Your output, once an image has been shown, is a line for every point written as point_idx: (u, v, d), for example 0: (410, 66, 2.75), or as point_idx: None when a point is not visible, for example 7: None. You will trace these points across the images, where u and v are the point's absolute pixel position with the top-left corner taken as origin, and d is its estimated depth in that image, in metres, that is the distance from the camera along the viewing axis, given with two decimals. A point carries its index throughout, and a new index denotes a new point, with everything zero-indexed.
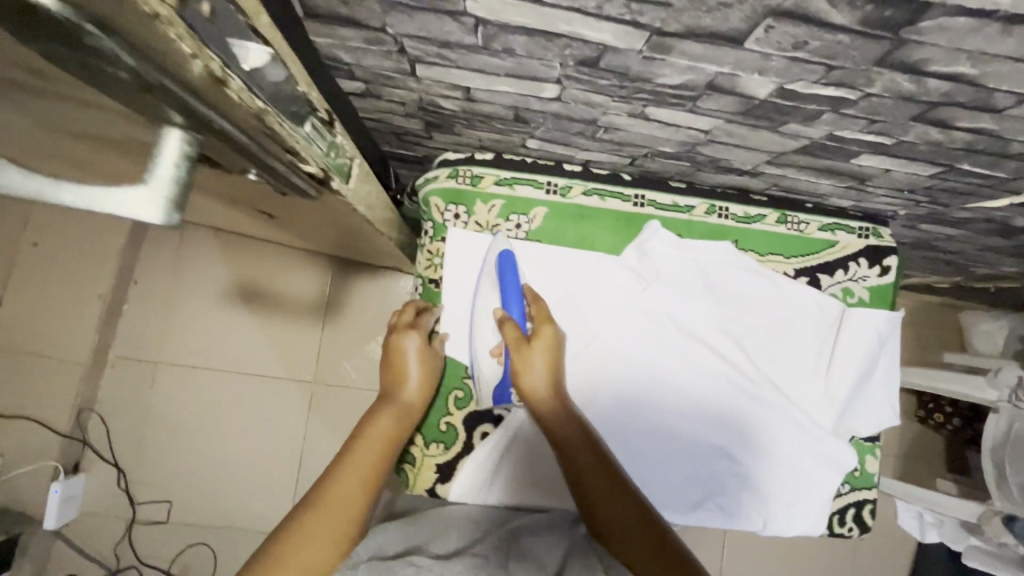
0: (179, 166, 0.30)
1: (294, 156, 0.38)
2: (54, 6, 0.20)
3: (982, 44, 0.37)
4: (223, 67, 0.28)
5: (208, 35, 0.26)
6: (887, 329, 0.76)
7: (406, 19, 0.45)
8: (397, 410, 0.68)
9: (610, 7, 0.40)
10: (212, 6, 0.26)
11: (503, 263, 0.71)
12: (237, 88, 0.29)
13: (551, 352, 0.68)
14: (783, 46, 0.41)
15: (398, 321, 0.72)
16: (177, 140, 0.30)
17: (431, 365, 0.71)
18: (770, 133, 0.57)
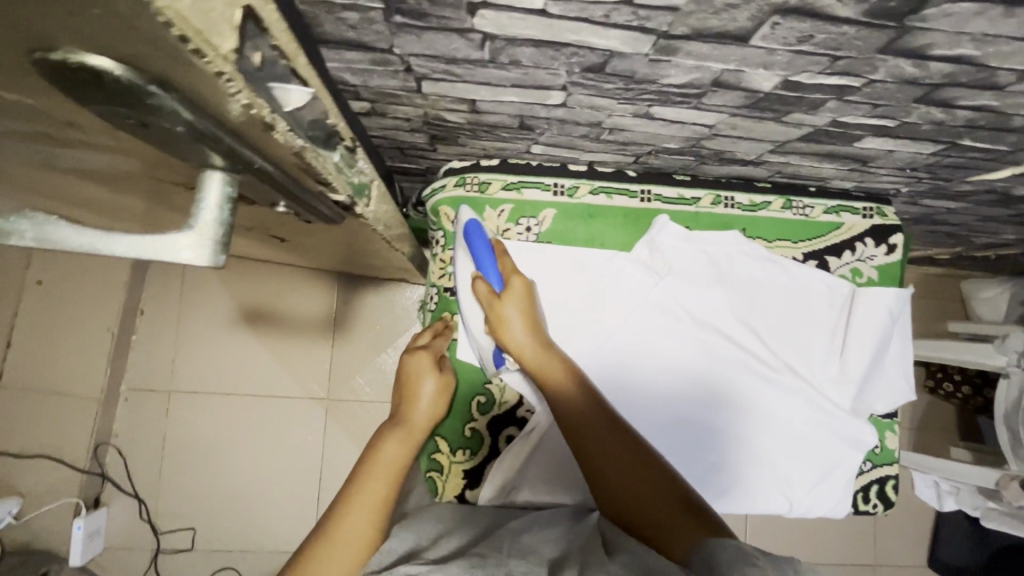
0: (222, 208, 0.30)
1: (325, 185, 0.39)
2: (116, 69, 0.22)
3: (985, 27, 0.38)
4: (271, 113, 0.29)
5: (257, 82, 0.28)
6: (898, 306, 0.77)
7: (414, 39, 0.45)
8: (401, 430, 0.68)
9: (618, 15, 0.40)
10: (258, 55, 0.28)
11: (470, 232, 0.71)
12: (281, 130, 0.31)
13: (527, 300, 0.69)
14: (789, 41, 0.42)
15: (412, 343, 0.74)
16: (219, 182, 0.30)
17: (443, 380, 0.71)
18: (774, 124, 0.58)
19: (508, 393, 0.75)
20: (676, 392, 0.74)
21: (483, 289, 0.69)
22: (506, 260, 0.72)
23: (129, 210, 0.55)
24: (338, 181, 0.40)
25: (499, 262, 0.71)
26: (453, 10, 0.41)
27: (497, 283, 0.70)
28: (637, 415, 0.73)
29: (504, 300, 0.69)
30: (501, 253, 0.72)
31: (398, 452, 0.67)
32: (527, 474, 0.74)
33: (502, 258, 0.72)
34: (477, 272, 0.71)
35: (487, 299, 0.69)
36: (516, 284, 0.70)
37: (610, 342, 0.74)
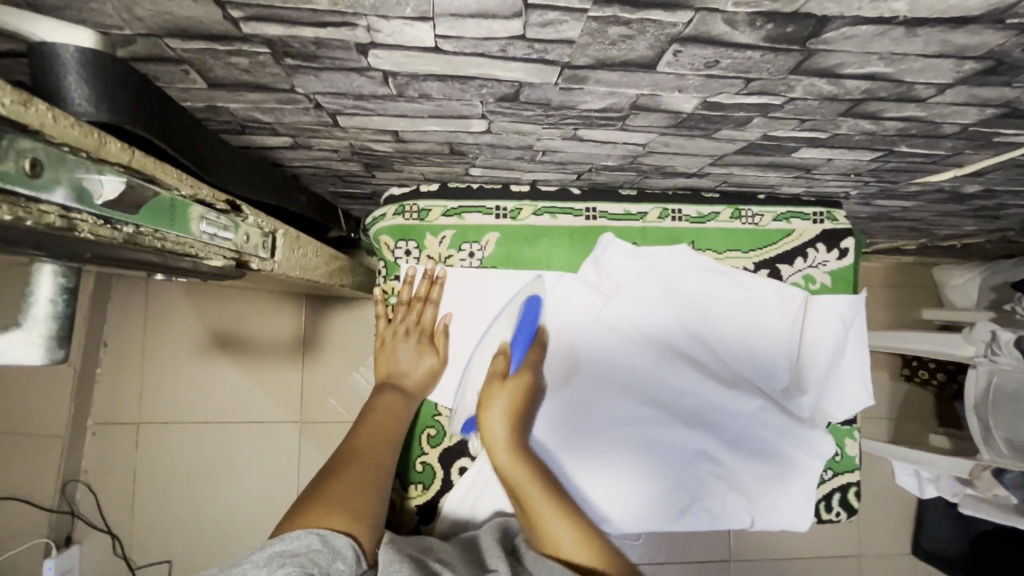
0: (56, 300, 0.32)
1: (195, 260, 0.38)
2: None
3: (891, 46, 0.37)
4: (60, 216, 0.28)
5: (33, 189, 0.26)
6: (851, 313, 0.76)
7: (313, 79, 0.43)
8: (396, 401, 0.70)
9: (514, 48, 0.38)
10: (32, 160, 0.26)
11: (528, 307, 0.73)
12: (88, 227, 0.29)
13: (523, 401, 0.69)
14: (696, 66, 0.40)
15: (401, 315, 0.73)
16: (50, 275, 0.32)
17: (438, 360, 0.73)
18: (706, 140, 0.56)
19: (458, 424, 0.74)
20: (636, 413, 0.73)
21: (500, 365, 0.70)
22: (538, 353, 0.72)
23: None
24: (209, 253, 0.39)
25: (530, 349, 0.72)
26: (343, 52, 0.39)
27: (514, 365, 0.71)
28: (594, 442, 0.72)
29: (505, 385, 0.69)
30: (539, 344, 0.73)
31: (392, 415, 0.68)
32: (482, 499, 0.73)
33: (536, 349, 0.72)
34: (506, 344, 0.72)
35: (496, 372, 0.70)
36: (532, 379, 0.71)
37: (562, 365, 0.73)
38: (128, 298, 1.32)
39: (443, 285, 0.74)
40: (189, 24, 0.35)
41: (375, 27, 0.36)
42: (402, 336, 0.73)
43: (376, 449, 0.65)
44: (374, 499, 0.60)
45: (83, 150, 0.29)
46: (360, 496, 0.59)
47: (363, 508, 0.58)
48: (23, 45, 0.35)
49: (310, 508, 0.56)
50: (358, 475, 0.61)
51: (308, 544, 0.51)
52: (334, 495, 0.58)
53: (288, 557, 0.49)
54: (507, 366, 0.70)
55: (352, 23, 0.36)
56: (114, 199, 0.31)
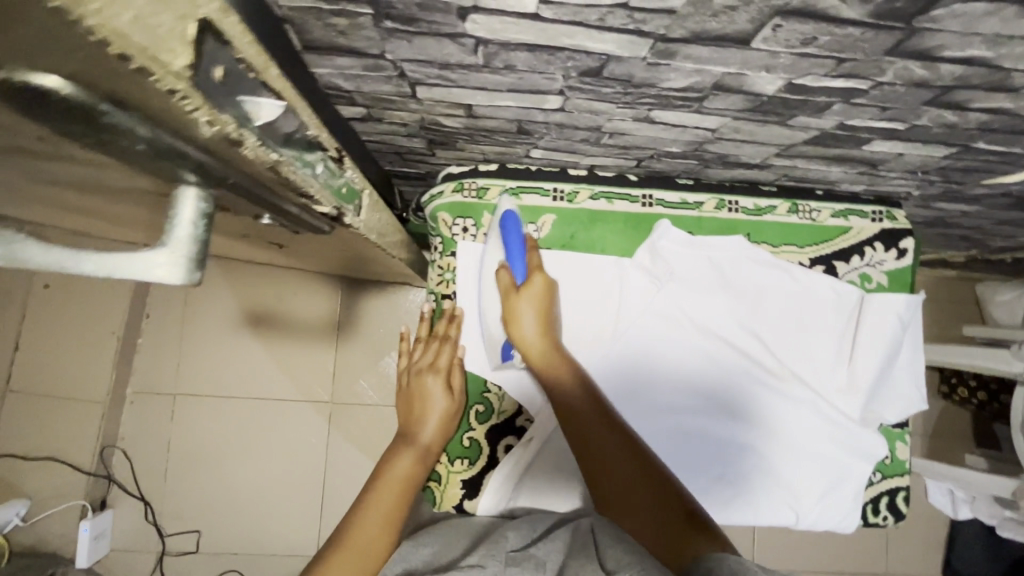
0: (197, 224, 0.29)
1: (308, 200, 0.37)
2: (67, 89, 0.19)
3: (997, 27, 0.37)
4: (238, 129, 0.26)
5: (220, 97, 0.25)
6: (908, 313, 0.75)
7: (405, 44, 0.44)
8: (409, 456, 0.70)
9: (612, 18, 0.39)
10: (223, 70, 0.25)
11: (506, 222, 0.72)
12: (252, 145, 0.28)
13: (545, 300, 0.70)
14: (792, 44, 0.40)
15: (420, 360, 0.74)
16: (193, 198, 0.28)
17: (453, 404, 0.72)
18: (779, 127, 0.56)
19: (507, 402, 0.74)
20: (683, 403, 0.73)
21: (505, 280, 0.71)
22: (535, 256, 0.72)
23: (125, 217, 0.55)
24: (322, 195, 0.38)
25: (526, 255, 0.72)
26: (443, 15, 0.40)
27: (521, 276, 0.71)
28: (642, 427, 0.73)
29: (521, 295, 0.70)
30: (531, 248, 0.72)
31: (404, 480, 0.68)
32: (526, 479, 0.74)
33: (532, 254, 0.72)
34: (503, 260, 0.72)
35: (506, 289, 0.71)
36: (540, 281, 0.70)
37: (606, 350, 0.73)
38: None
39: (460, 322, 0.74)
40: None
41: None
42: (421, 379, 0.73)
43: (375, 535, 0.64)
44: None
45: (253, 69, 0.27)
46: None
47: None
48: None
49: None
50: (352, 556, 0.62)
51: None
52: None
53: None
54: (513, 278, 0.71)
55: None
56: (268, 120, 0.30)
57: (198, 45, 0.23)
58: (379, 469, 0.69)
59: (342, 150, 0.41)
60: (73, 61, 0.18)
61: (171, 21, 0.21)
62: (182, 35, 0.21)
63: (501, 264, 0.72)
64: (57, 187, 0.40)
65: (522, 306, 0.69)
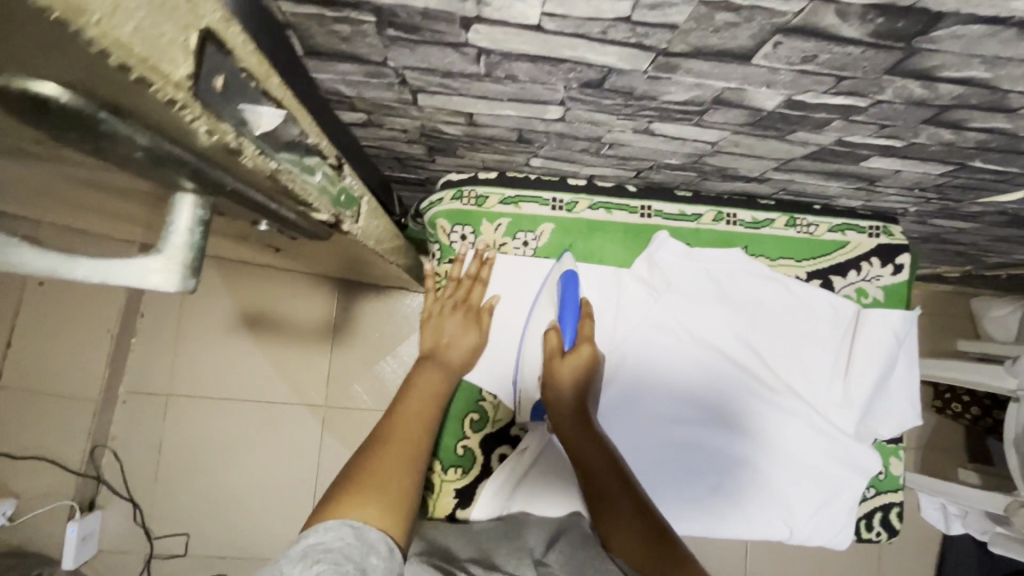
0: (192, 231, 0.28)
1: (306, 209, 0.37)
2: (66, 99, 0.19)
3: (997, 49, 0.37)
4: (237, 138, 0.26)
5: (220, 108, 0.25)
6: (904, 329, 0.75)
7: (407, 52, 0.44)
8: (437, 372, 0.70)
9: (615, 31, 0.39)
10: (224, 80, 0.25)
11: (566, 282, 0.71)
12: (251, 155, 0.28)
13: (588, 370, 0.68)
14: (792, 60, 0.41)
15: (448, 293, 0.74)
16: (189, 205, 0.28)
17: (480, 337, 0.73)
18: (778, 142, 0.56)
19: (501, 411, 0.75)
20: (678, 416, 0.73)
21: (553, 342, 0.69)
22: (589, 324, 0.71)
23: (121, 217, 0.54)
24: (321, 204, 0.37)
25: (580, 321, 0.71)
26: (446, 25, 0.40)
27: (568, 341, 0.71)
28: (636, 439, 0.72)
29: (564, 361, 0.68)
30: (586, 315, 0.71)
31: (433, 392, 0.67)
32: (521, 490, 0.74)
33: (586, 321, 0.71)
34: (554, 322, 0.72)
35: (551, 350, 0.69)
36: (588, 353, 0.69)
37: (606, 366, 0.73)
38: None
39: (493, 267, 0.75)
40: None
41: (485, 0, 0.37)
42: (449, 312, 0.73)
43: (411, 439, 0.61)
44: (408, 477, 0.58)
45: (256, 79, 0.27)
46: (394, 472, 0.57)
47: (393, 502, 0.54)
48: None
49: (343, 497, 0.53)
50: (393, 454, 0.59)
51: (344, 537, 0.48)
52: (371, 475, 0.55)
53: (321, 552, 0.46)
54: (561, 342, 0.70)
55: None
56: (269, 131, 0.29)
57: (201, 53, 0.22)
58: (404, 384, 0.68)
59: (341, 157, 0.41)
60: (67, 68, 0.17)
61: (177, 31, 0.20)
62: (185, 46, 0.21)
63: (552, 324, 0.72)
64: (54, 186, 0.40)
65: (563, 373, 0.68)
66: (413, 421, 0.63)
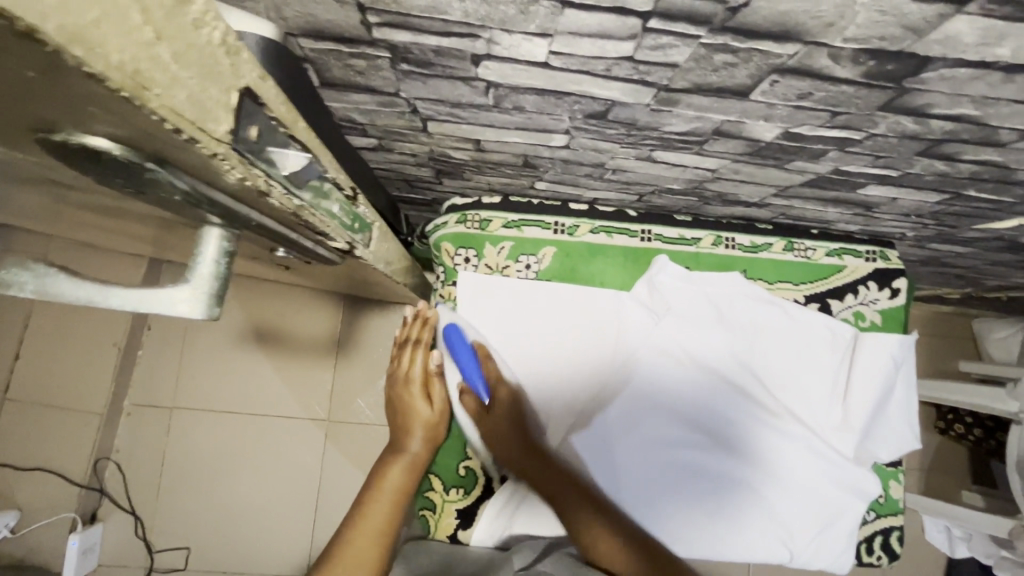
0: (218, 262, 0.31)
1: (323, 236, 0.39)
2: (115, 148, 0.21)
3: (985, 90, 0.38)
4: (267, 182, 0.28)
5: (256, 154, 0.26)
6: (902, 352, 0.76)
7: (419, 84, 0.46)
8: (398, 467, 0.71)
9: (619, 69, 0.41)
10: (257, 128, 0.26)
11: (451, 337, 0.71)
12: (278, 195, 0.30)
13: (512, 412, 0.73)
14: (789, 97, 0.42)
15: (398, 372, 0.77)
16: (216, 239, 0.31)
17: (432, 413, 0.74)
18: (776, 170, 0.58)
19: None
20: (678, 437, 0.74)
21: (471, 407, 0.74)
22: (490, 365, 0.74)
23: (137, 236, 0.56)
24: (337, 233, 0.40)
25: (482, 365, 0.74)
26: (458, 61, 0.42)
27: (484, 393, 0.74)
28: (630, 456, 0.74)
29: (490, 417, 0.73)
30: (484, 358, 0.74)
31: (388, 484, 0.69)
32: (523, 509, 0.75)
33: (488, 361, 0.74)
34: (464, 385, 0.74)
35: (474, 414, 0.74)
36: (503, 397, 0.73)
37: (576, 438, 0.74)
38: None
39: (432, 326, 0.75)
40: (327, 26, 0.38)
41: (495, 40, 0.38)
42: (402, 392, 0.75)
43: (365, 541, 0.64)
44: None
45: (283, 124, 0.28)
46: None
47: None
48: None
49: None
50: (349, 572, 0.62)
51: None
52: None
53: None
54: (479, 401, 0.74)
55: (476, 35, 0.38)
56: (294, 171, 0.31)
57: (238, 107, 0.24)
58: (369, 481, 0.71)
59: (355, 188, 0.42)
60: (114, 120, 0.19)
61: (219, 93, 0.22)
62: (227, 102, 0.23)
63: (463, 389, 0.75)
64: (81, 210, 0.42)
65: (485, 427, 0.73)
66: (373, 528, 0.66)
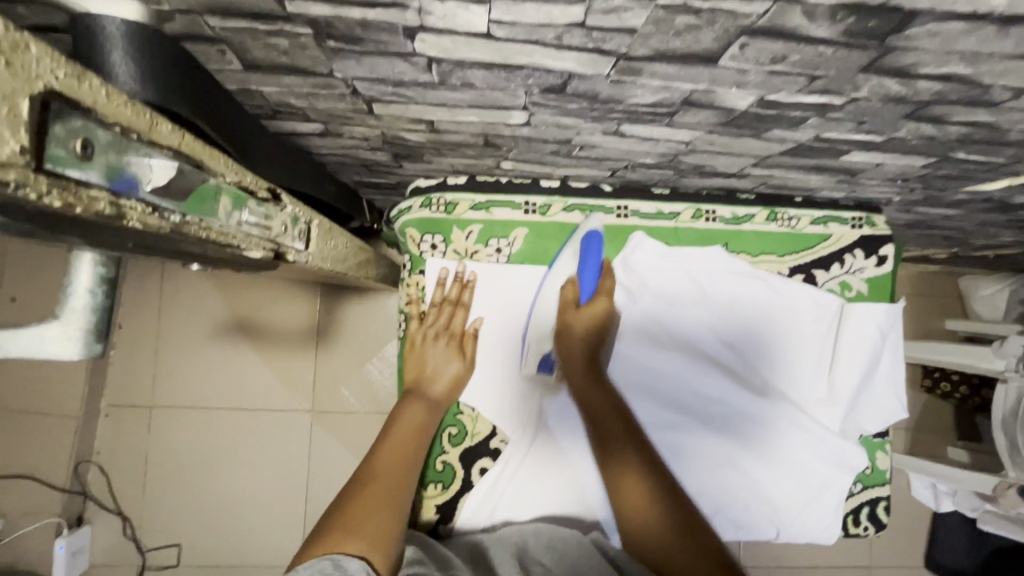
0: (95, 291, 0.30)
1: (235, 249, 0.37)
2: None
3: (976, 45, 0.34)
4: (113, 205, 0.26)
5: (85, 172, 0.24)
6: (888, 322, 0.74)
7: (353, 63, 0.41)
8: (421, 407, 0.68)
9: (570, 37, 0.36)
10: (83, 141, 0.24)
11: (589, 243, 0.70)
12: (138, 214, 0.28)
13: (601, 326, 0.71)
14: (761, 61, 0.38)
15: (429, 322, 0.72)
16: (89, 264, 0.29)
17: (464, 367, 0.71)
18: (754, 140, 0.54)
19: (480, 423, 0.73)
20: (662, 418, 0.73)
21: (569, 296, 0.71)
22: (609, 280, 0.72)
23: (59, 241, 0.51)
24: (251, 243, 0.38)
25: (600, 277, 0.72)
26: (390, 35, 0.37)
27: (586, 293, 0.72)
28: None
29: (579, 313, 0.71)
30: (607, 272, 0.72)
31: (415, 428, 0.66)
32: (505, 498, 0.73)
33: (605, 277, 0.72)
34: (574, 275, 0.72)
35: (568, 300, 0.71)
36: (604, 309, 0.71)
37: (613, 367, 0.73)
38: (142, 278, 1.30)
39: (473, 289, 0.73)
40: (231, 1, 0.33)
41: (426, 9, 0.34)
42: (431, 340, 0.71)
43: (392, 479, 0.60)
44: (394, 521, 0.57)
45: (133, 130, 0.27)
46: (377, 517, 0.56)
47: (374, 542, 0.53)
48: (62, 19, 0.34)
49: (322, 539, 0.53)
50: (377, 493, 0.58)
51: (321, 570, 0.48)
52: (354, 519, 0.54)
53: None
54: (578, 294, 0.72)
55: (403, 5, 0.34)
56: (163, 183, 0.29)
57: (41, 120, 0.22)
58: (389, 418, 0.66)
59: (277, 190, 0.42)
60: None
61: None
62: (14, 111, 0.20)
63: (570, 277, 0.72)
64: None
65: (581, 326, 0.71)
66: (395, 461, 0.62)
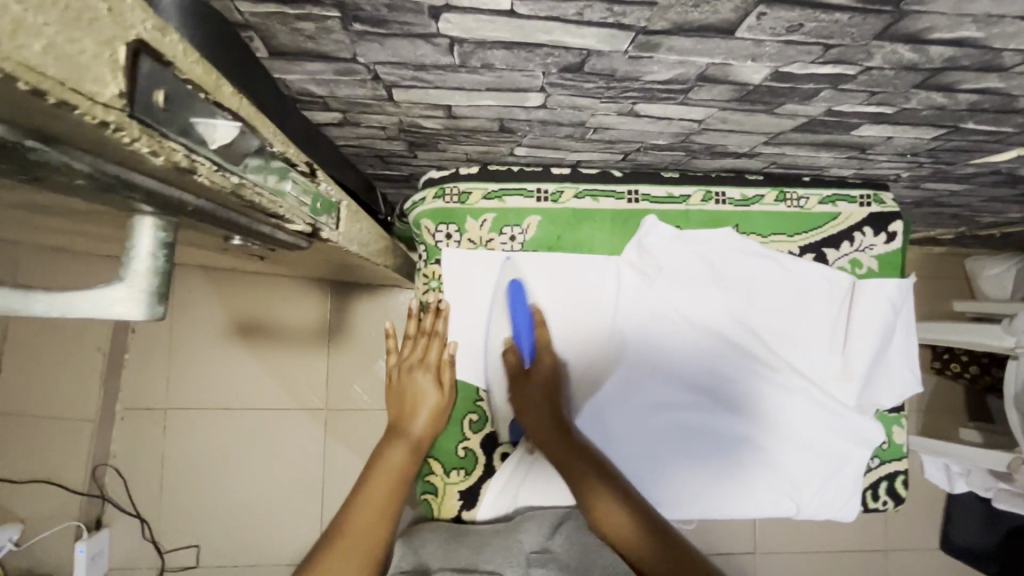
0: (156, 257, 0.30)
1: (278, 216, 0.39)
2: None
3: (988, 6, 0.35)
4: (188, 157, 0.28)
5: (166, 123, 0.26)
6: (899, 297, 0.75)
7: (377, 46, 0.42)
8: (401, 449, 0.68)
9: (591, 11, 0.37)
10: (166, 94, 0.26)
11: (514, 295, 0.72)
12: (206, 172, 0.30)
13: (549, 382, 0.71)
14: (778, 31, 0.39)
15: (410, 356, 0.73)
16: (150, 229, 0.30)
17: (442, 398, 0.71)
18: (766, 116, 0.55)
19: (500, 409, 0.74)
20: (677, 399, 0.73)
21: (513, 361, 0.72)
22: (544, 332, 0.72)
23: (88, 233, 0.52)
24: (293, 214, 0.41)
25: (536, 331, 0.72)
26: (414, 16, 0.38)
27: (528, 355, 0.72)
28: (630, 422, 0.72)
29: (523, 379, 0.71)
30: (539, 324, 0.72)
31: (397, 471, 0.66)
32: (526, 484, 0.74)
33: (540, 330, 0.72)
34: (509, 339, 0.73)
35: (513, 369, 0.72)
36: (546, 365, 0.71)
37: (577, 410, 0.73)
38: None
39: (447, 318, 0.73)
40: None
41: None
42: (409, 373, 0.72)
43: (371, 524, 0.62)
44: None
45: (203, 88, 0.29)
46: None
47: None
48: None
49: None
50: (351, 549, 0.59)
51: None
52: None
53: None
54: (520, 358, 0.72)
55: None
56: (226, 141, 0.31)
57: (133, 68, 0.23)
58: (371, 460, 0.67)
59: (314, 164, 0.44)
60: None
61: (81, 57, 0.20)
62: (104, 63, 0.22)
63: (507, 341, 0.73)
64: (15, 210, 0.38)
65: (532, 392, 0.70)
66: (375, 508, 0.63)
